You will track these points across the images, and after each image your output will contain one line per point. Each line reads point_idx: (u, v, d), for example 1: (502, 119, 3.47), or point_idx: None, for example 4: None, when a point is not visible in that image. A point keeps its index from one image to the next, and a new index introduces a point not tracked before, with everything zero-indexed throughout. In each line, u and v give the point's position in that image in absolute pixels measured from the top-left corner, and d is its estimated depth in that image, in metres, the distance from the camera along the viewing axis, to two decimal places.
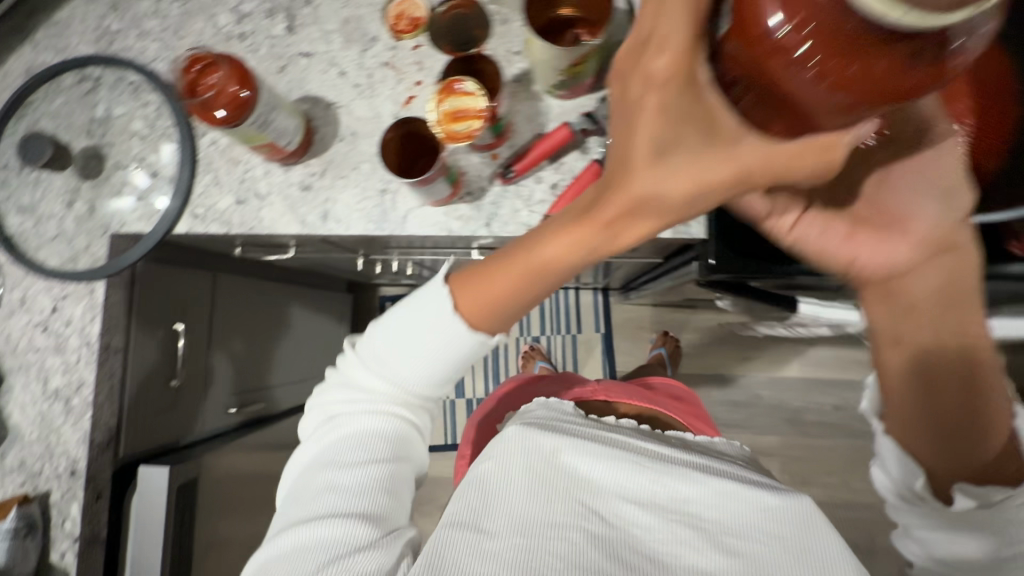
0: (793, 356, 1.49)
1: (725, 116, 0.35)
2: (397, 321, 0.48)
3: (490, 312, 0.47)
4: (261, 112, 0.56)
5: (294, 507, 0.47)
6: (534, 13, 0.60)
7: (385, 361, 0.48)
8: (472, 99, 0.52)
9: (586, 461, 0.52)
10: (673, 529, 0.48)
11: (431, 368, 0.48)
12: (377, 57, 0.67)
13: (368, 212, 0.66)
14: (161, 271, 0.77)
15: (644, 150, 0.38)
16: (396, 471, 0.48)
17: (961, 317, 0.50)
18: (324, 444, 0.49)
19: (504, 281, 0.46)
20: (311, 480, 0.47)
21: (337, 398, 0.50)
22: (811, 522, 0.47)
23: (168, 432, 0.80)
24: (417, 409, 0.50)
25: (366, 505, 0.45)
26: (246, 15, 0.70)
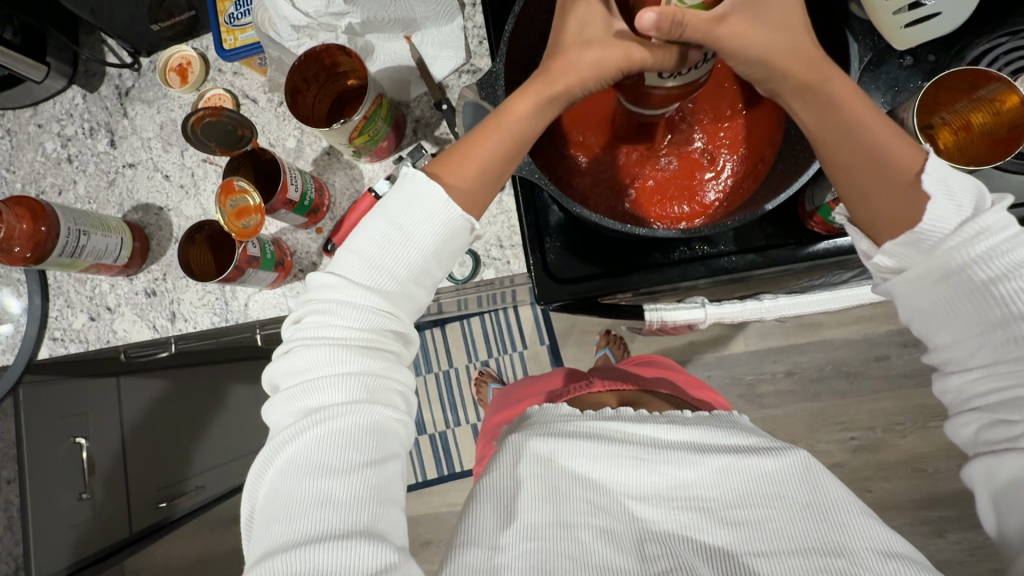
0: (735, 329, 1.29)
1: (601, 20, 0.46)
2: (385, 239, 0.45)
3: (474, 194, 0.48)
4: (68, 239, 0.58)
5: (274, 523, 0.38)
6: (322, 93, 0.61)
7: (371, 274, 0.45)
8: (247, 197, 0.58)
9: (585, 462, 0.49)
10: (678, 517, 0.46)
11: (399, 278, 0.46)
12: (196, 155, 0.70)
13: (211, 305, 0.68)
14: (53, 390, 0.74)
15: (575, 33, 0.46)
16: (384, 474, 0.41)
17: (848, 143, 0.44)
18: (298, 443, 0.41)
19: (477, 150, 0.48)
20: (289, 492, 0.39)
21: (309, 383, 0.42)
22: (799, 474, 0.47)
23: (97, 541, 0.80)
24: (396, 395, 0.45)
25: (368, 520, 0.39)
26: (71, 138, 0.72)
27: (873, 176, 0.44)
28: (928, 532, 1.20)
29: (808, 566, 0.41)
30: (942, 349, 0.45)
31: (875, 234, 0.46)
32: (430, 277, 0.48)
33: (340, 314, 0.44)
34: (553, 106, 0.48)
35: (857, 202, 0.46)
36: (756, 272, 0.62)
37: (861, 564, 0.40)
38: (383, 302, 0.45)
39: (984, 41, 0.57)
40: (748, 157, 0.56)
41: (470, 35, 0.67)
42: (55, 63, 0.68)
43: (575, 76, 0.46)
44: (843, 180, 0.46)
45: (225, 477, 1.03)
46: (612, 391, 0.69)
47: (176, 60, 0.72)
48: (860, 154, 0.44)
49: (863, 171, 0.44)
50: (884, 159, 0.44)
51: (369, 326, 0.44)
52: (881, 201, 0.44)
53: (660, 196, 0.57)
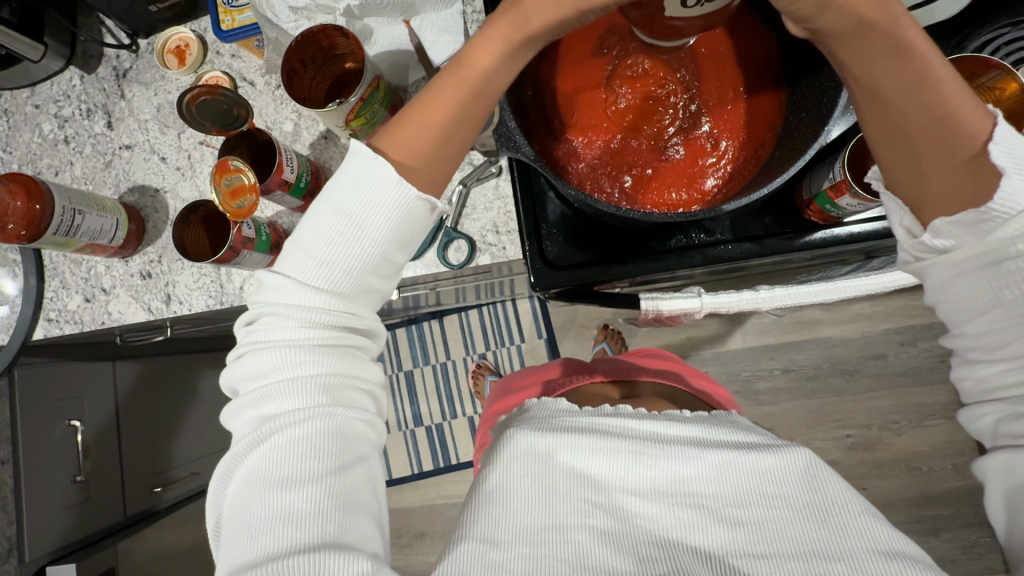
0: (733, 325, 1.29)
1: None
2: (337, 236, 0.44)
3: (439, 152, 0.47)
4: (63, 217, 0.58)
5: (241, 537, 0.39)
6: (320, 76, 0.61)
7: (322, 272, 0.44)
8: (243, 176, 0.57)
9: (584, 456, 0.48)
10: (677, 513, 0.46)
11: (355, 274, 0.44)
12: (194, 138, 0.70)
13: (207, 288, 0.68)
14: (49, 371, 0.73)
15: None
16: (349, 480, 0.41)
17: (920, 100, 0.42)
18: (259, 453, 0.41)
19: (432, 118, 0.46)
20: (254, 505, 0.39)
21: (267, 389, 0.42)
22: (799, 472, 0.47)
23: (89, 521, 0.76)
24: (359, 394, 0.44)
25: (334, 528, 0.39)
26: (68, 119, 0.72)
27: (925, 144, 0.43)
28: (923, 530, 1.20)
29: (808, 569, 0.41)
30: (970, 338, 0.44)
31: (921, 209, 0.44)
32: (390, 266, 0.46)
33: (291, 316, 0.43)
34: (523, 49, 0.46)
35: (908, 174, 0.44)
36: (753, 262, 0.62)
37: (860, 569, 0.40)
38: (338, 300, 0.44)
39: (986, 32, 0.57)
40: (748, 142, 0.55)
41: (470, 20, 0.67)
42: (52, 42, 0.68)
43: (552, 15, 0.44)
44: (897, 147, 0.44)
45: (216, 465, 1.03)
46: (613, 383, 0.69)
47: (175, 41, 0.71)
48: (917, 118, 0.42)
49: (922, 135, 0.42)
50: (945, 127, 0.42)
51: (324, 325, 0.43)
52: (933, 173, 0.43)
53: (657, 184, 0.56)
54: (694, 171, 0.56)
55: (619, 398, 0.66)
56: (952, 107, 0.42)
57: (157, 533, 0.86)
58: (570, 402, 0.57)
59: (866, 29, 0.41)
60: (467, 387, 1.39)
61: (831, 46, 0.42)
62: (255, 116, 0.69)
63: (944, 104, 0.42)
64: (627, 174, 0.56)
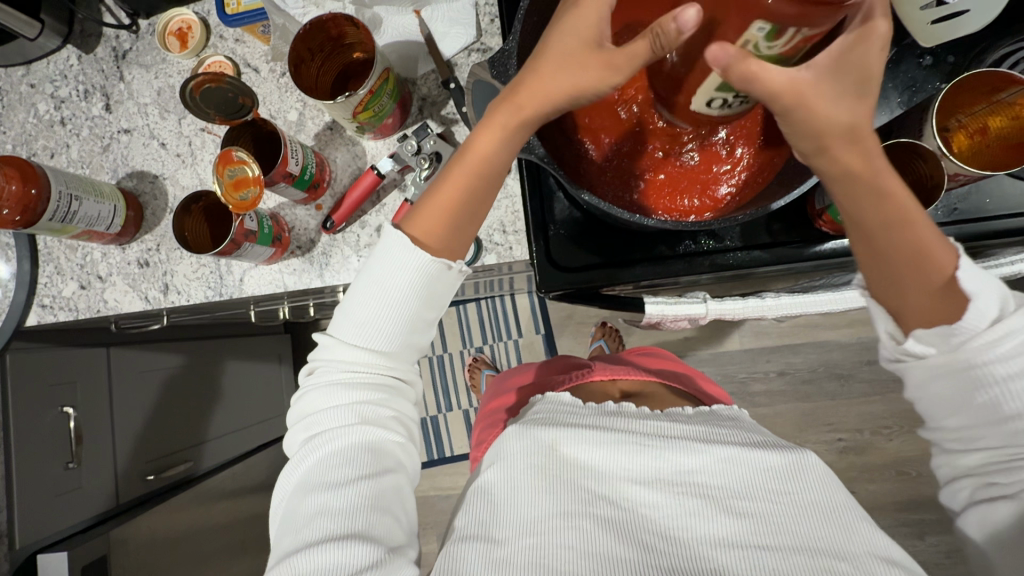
0: (731, 327, 1.29)
1: (563, 53, 0.43)
2: (369, 296, 0.47)
3: (443, 226, 0.48)
4: (59, 203, 0.56)
5: (285, 536, 0.43)
6: (327, 65, 0.60)
7: (360, 332, 0.47)
8: (246, 168, 0.57)
9: (585, 449, 0.47)
10: (679, 501, 0.44)
11: (387, 331, 0.47)
12: (194, 124, 0.68)
13: (205, 278, 0.67)
14: (45, 357, 0.71)
15: (552, 63, 0.44)
16: (379, 486, 0.44)
17: (902, 232, 0.43)
18: (306, 465, 0.45)
19: (447, 195, 0.48)
20: (297, 507, 0.43)
21: (312, 416, 0.47)
22: (806, 476, 0.45)
23: (81, 510, 0.73)
24: (394, 420, 0.47)
25: (362, 525, 0.42)
26: (64, 100, 0.70)
27: (897, 250, 0.44)
28: (908, 534, 1.21)
29: (811, 565, 0.40)
30: (950, 430, 0.47)
31: (897, 316, 0.46)
32: (422, 319, 0.48)
33: (332, 365, 0.47)
34: (521, 133, 0.47)
35: (882, 286, 0.45)
36: (761, 270, 0.61)
37: (863, 571, 0.39)
38: (375, 350, 0.47)
39: (1008, 42, 0.56)
40: (765, 148, 0.54)
41: (483, 13, 0.65)
42: (49, 20, 0.66)
43: (550, 101, 0.45)
44: (877, 265, 0.45)
45: (219, 451, 1.00)
46: (614, 380, 0.67)
47: (177, 23, 0.69)
48: (902, 244, 0.43)
49: (900, 263, 0.44)
50: (912, 236, 0.43)
51: (363, 369, 0.46)
52: (911, 293, 0.44)
53: (671, 193, 0.55)
54: (710, 177, 0.55)
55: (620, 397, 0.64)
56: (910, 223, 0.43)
57: (187, 513, 0.86)
58: (573, 393, 0.56)
59: (851, 158, 0.42)
60: (463, 380, 1.38)
61: (823, 169, 0.43)
62: (260, 105, 0.67)
63: (906, 217, 0.43)
64: (639, 178, 0.55)
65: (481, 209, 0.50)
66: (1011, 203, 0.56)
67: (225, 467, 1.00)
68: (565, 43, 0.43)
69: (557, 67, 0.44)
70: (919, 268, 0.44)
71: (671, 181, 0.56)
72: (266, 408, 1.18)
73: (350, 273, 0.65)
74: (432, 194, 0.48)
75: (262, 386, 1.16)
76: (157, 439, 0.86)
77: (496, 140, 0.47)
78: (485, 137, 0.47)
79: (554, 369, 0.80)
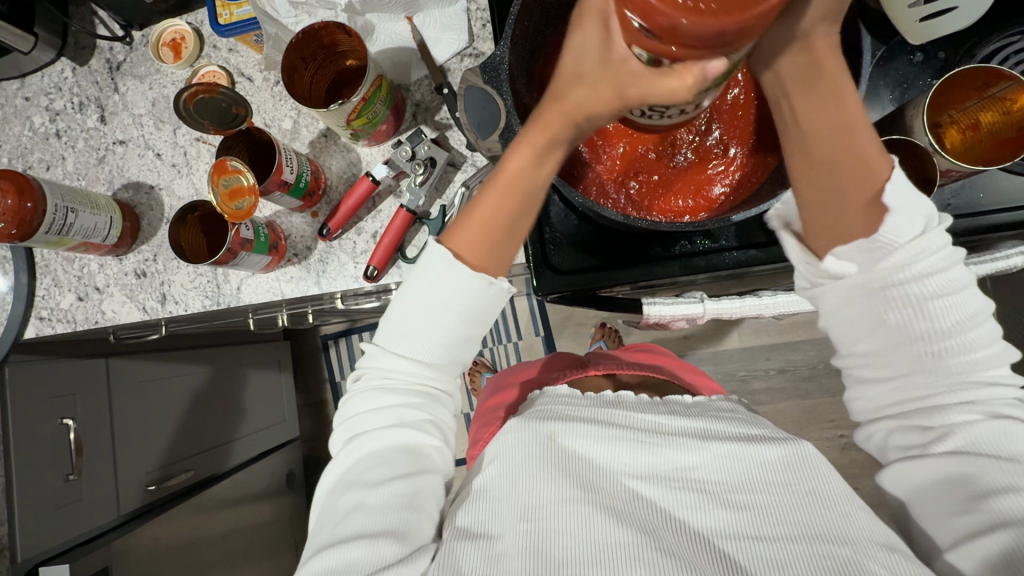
0: (731, 325, 1.29)
1: (585, 66, 0.41)
2: (410, 308, 0.47)
3: (480, 245, 0.47)
4: (56, 215, 0.57)
5: (319, 530, 0.45)
6: (320, 73, 0.60)
7: (401, 343, 0.48)
8: (241, 177, 0.57)
9: (585, 443, 0.47)
10: (677, 496, 0.44)
11: (427, 344, 0.47)
12: (189, 134, 0.68)
13: (203, 288, 0.67)
14: (45, 368, 0.71)
15: (571, 69, 0.42)
16: (415, 484, 0.45)
17: (839, 154, 0.43)
18: (347, 462, 0.47)
19: (479, 215, 0.47)
20: (335, 503, 0.45)
21: (353, 419, 0.49)
22: (805, 466, 0.45)
23: (82, 522, 0.72)
24: (429, 424, 0.48)
25: (395, 522, 0.43)
26: (59, 113, 0.70)
27: (830, 172, 0.43)
28: None
29: (810, 552, 0.39)
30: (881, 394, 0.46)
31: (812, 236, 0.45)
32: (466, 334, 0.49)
33: (376, 372, 0.49)
34: (552, 152, 0.46)
35: (810, 198, 0.44)
36: (756, 269, 0.61)
37: (862, 555, 0.39)
38: (418, 362, 0.48)
39: (997, 39, 0.56)
40: (758, 148, 0.53)
41: (474, 18, 0.65)
42: (43, 33, 0.66)
43: (571, 120, 0.43)
44: (799, 173, 0.44)
45: (224, 458, 0.99)
46: (609, 375, 0.67)
47: (171, 34, 0.69)
48: (824, 164, 0.43)
49: (819, 180, 0.43)
50: (865, 166, 0.42)
51: (404, 378, 0.48)
52: (839, 211, 0.43)
53: (666, 194, 0.56)
54: (704, 176, 0.55)
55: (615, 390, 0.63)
56: (867, 164, 0.42)
57: (191, 520, 0.85)
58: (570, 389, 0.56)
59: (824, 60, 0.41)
60: (464, 383, 1.38)
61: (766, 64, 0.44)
62: (254, 113, 0.67)
63: (857, 149, 0.42)
64: (634, 180, 0.55)
65: (526, 225, 0.49)
66: (1006, 197, 0.56)
67: (229, 474, 1.00)
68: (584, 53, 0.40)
69: (574, 86, 0.42)
70: (844, 189, 0.43)
71: (666, 182, 0.56)
72: (268, 415, 1.18)
73: (347, 280, 0.65)
74: (465, 215, 0.48)
75: (263, 394, 1.17)
76: (158, 448, 0.86)
77: (533, 161, 0.46)
78: (513, 155, 0.46)
79: (553, 364, 0.81)
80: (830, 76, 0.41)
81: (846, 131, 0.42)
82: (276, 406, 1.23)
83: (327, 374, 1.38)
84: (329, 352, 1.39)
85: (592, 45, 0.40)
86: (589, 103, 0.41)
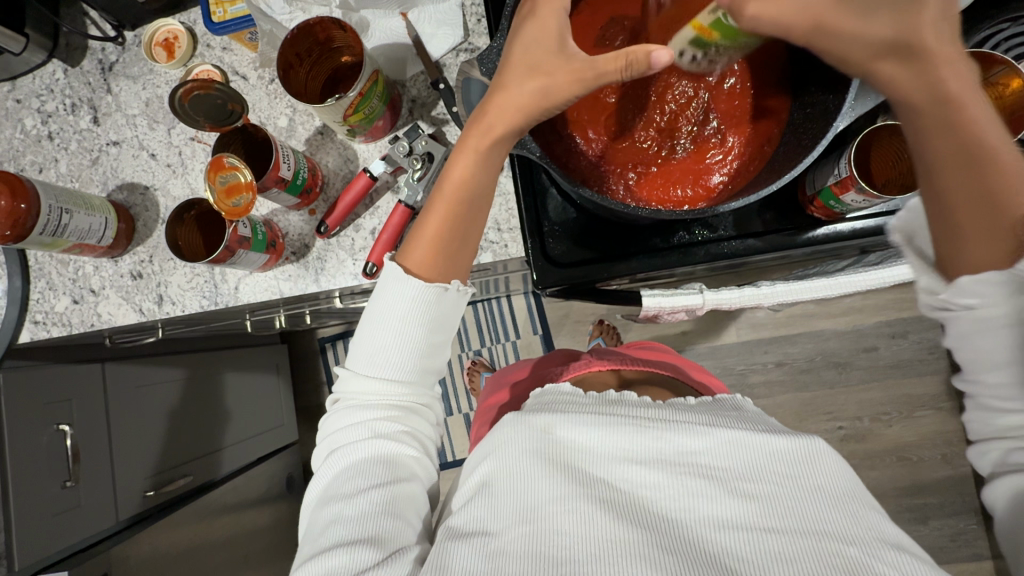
0: (728, 319, 1.29)
1: (539, 57, 0.45)
2: (373, 329, 0.49)
3: (438, 247, 0.50)
4: (49, 217, 0.56)
5: (304, 545, 0.46)
6: (316, 70, 0.60)
7: (367, 362, 0.49)
8: (238, 174, 0.56)
9: (583, 432, 0.46)
10: (681, 482, 0.43)
11: (396, 357, 0.49)
12: (184, 134, 0.68)
13: (200, 288, 0.66)
14: (41, 373, 0.70)
15: (519, 57, 0.46)
16: (392, 492, 0.46)
17: (982, 179, 0.43)
18: (327, 478, 0.48)
19: (432, 224, 0.50)
20: (317, 517, 0.46)
21: (331, 437, 0.50)
22: (813, 460, 0.44)
23: (80, 529, 0.72)
24: (404, 434, 0.48)
25: (373, 528, 0.43)
26: (51, 114, 0.69)
27: (971, 208, 0.43)
28: (911, 518, 1.22)
29: (819, 549, 0.38)
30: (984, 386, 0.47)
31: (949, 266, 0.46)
32: (435, 345, 0.50)
33: (348, 391, 0.50)
34: (493, 152, 0.49)
35: (946, 233, 0.45)
36: (754, 258, 0.61)
37: (871, 554, 0.38)
38: (387, 378, 0.49)
39: (987, 27, 0.57)
40: (755, 136, 0.55)
41: (469, 13, 0.65)
42: (34, 34, 0.66)
43: (514, 122, 0.47)
44: (935, 207, 0.45)
45: (224, 462, 0.99)
46: (612, 370, 0.66)
47: (164, 33, 0.69)
48: (960, 191, 0.43)
49: (963, 211, 0.43)
50: (1000, 199, 0.42)
51: (375, 394, 0.49)
52: (973, 241, 0.44)
53: (665, 186, 0.56)
54: (704, 165, 0.55)
55: (613, 387, 0.63)
56: (1006, 196, 0.42)
57: (190, 527, 0.84)
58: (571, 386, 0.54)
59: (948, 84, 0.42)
60: (463, 383, 1.38)
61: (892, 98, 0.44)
62: (249, 111, 0.67)
63: (1009, 181, 0.42)
64: (631, 171, 0.56)
65: (473, 228, 0.52)
66: None
67: (230, 479, 0.99)
68: (535, 42, 0.45)
69: (518, 86, 0.46)
70: (991, 214, 0.43)
71: (665, 173, 0.56)
72: (266, 418, 1.17)
73: (346, 277, 0.65)
74: (416, 226, 0.51)
75: (261, 398, 1.16)
76: (156, 453, 0.85)
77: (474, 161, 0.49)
78: (459, 161, 0.49)
79: (554, 361, 0.80)
80: (966, 115, 0.42)
81: (993, 168, 0.42)
82: (274, 410, 1.22)
83: (324, 376, 1.38)
84: (326, 355, 1.38)
85: (541, 46, 0.45)
86: (541, 96, 0.45)
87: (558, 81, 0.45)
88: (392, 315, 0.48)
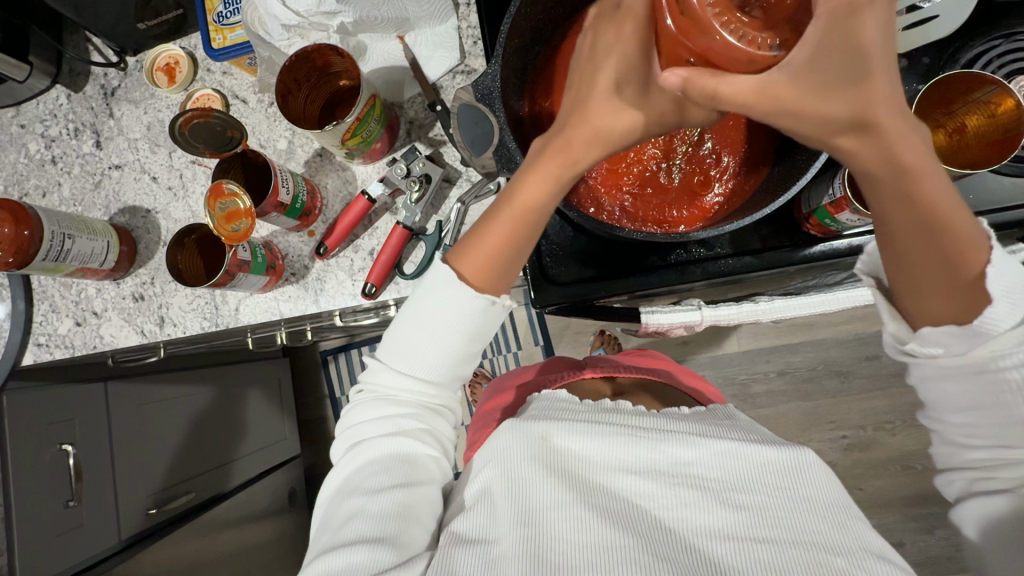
0: (729, 329, 1.29)
1: (622, 87, 0.42)
2: (406, 327, 0.48)
3: (491, 266, 0.48)
4: (52, 242, 0.57)
5: (323, 536, 0.46)
6: (314, 94, 0.61)
7: (401, 357, 0.48)
8: (238, 200, 0.57)
9: (580, 440, 0.45)
10: (677, 491, 0.42)
11: (429, 357, 0.48)
12: (185, 157, 0.68)
13: (202, 309, 0.67)
14: (46, 393, 0.71)
15: (605, 81, 0.43)
16: (414, 495, 0.46)
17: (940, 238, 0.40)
18: (348, 471, 0.48)
19: (493, 243, 0.47)
20: (336, 510, 0.46)
21: (357, 427, 0.50)
22: (803, 469, 0.43)
23: (82, 548, 0.72)
24: (429, 437, 0.48)
25: (392, 529, 0.43)
26: (55, 139, 0.70)
27: (916, 239, 0.41)
28: (917, 529, 1.21)
29: (806, 559, 0.38)
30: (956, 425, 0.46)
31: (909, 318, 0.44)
32: (466, 353, 0.49)
33: (378, 384, 0.49)
34: (562, 180, 0.47)
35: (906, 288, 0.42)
36: (751, 275, 0.61)
37: (857, 565, 0.37)
38: (419, 380, 0.48)
39: (979, 44, 0.57)
40: (749, 158, 0.55)
41: (465, 35, 0.66)
42: (38, 61, 0.67)
43: (596, 149, 0.45)
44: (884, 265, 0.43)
45: (225, 478, 0.98)
46: (609, 378, 0.66)
47: (165, 58, 0.70)
48: (917, 254, 0.41)
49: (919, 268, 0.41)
50: (956, 259, 0.40)
51: (406, 394, 0.48)
52: (929, 298, 0.42)
53: (659, 205, 0.56)
54: (698, 186, 0.56)
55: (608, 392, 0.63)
56: (961, 257, 0.40)
57: (193, 543, 0.84)
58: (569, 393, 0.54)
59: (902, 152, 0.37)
60: (464, 395, 1.38)
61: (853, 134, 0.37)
62: (248, 135, 0.68)
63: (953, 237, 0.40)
64: (627, 190, 0.56)
65: (529, 250, 0.49)
66: (993, 197, 0.58)
67: (232, 494, 0.99)
68: (616, 67, 0.42)
69: (613, 111, 0.43)
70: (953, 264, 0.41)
71: (658, 194, 0.56)
72: (268, 432, 1.18)
73: (345, 297, 0.65)
74: (467, 243, 0.48)
75: (263, 413, 1.16)
76: (158, 470, 0.85)
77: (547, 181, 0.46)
78: (529, 181, 0.46)
79: (552, 368, 0.80)
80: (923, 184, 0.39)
81: (941, 219, 0.40)
82: (276, 424, 1.22)
83: (326, 390, 1.38)
84: (328, 368, 1.38)
85: (631, 67, 0.41)
86: (637, 121, 0.43)
87: (637, 113, 0.43)
88: (426, 317, 0.47)
